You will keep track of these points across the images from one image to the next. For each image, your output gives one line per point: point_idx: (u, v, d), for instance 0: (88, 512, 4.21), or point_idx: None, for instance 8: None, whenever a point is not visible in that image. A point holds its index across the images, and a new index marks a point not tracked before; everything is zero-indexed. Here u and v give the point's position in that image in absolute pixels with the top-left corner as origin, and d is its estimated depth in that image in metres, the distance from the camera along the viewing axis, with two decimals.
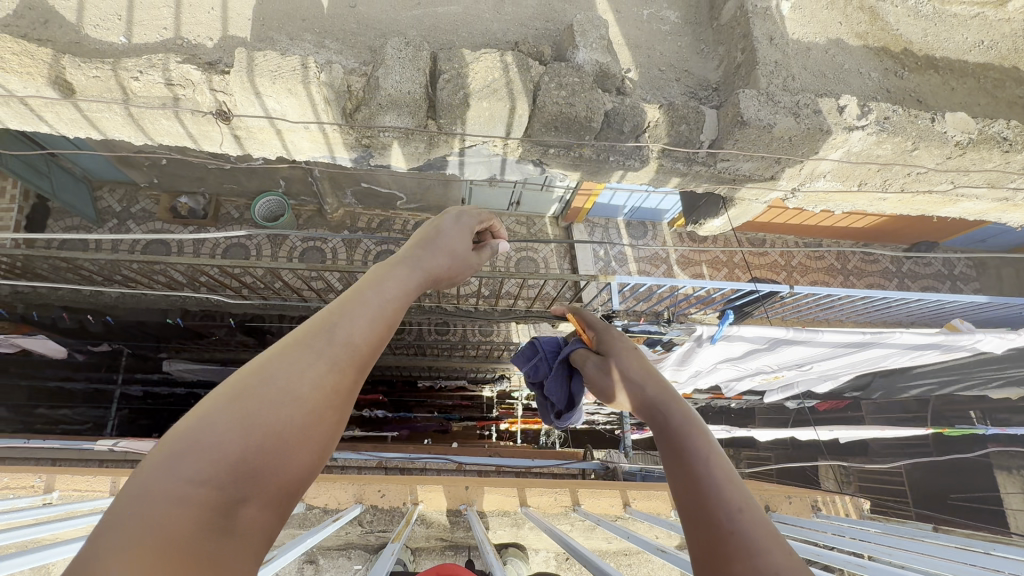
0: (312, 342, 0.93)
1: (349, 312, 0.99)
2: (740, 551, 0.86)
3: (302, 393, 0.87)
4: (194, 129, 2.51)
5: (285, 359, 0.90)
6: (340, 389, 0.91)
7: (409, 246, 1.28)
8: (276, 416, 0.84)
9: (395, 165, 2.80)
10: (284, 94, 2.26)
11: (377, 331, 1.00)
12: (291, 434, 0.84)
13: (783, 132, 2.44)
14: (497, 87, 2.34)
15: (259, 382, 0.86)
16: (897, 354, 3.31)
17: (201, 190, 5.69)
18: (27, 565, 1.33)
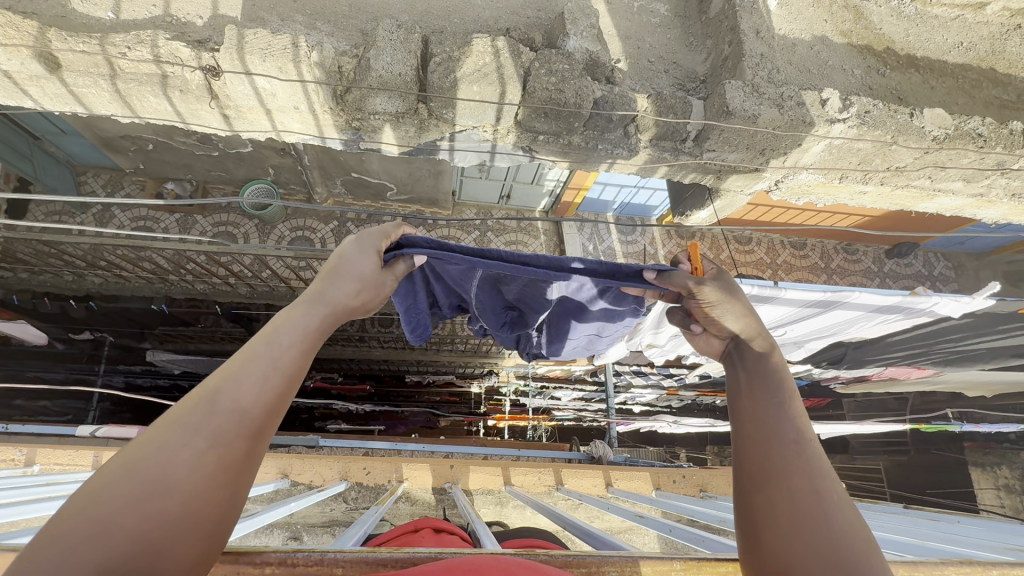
0: (189, 416, 0.86)
1: (232, 380, 0.92)
2: (803, 471, 1.01)
3: (182, 479, 0.81)
4: (183, 107, 2.50)
5: (159, 440, 0.83)
6: (233, 469, 0.86)
7: (317, 282, 1.27)
8: (158, 506, 0.78)
9: (385, 149, 2.80)
10: (274, 73, 2.27)
11: (266, 397, 0.94)
12: (178, 518, 0.78)
13: (767, 123, 2.50)
14: (488, 72, 2.37)
15: (143, 463, 0.80)
16: (863, 321, 3.35)
17: (188, 177, 5.64)
18: (17, 515, 1.46)
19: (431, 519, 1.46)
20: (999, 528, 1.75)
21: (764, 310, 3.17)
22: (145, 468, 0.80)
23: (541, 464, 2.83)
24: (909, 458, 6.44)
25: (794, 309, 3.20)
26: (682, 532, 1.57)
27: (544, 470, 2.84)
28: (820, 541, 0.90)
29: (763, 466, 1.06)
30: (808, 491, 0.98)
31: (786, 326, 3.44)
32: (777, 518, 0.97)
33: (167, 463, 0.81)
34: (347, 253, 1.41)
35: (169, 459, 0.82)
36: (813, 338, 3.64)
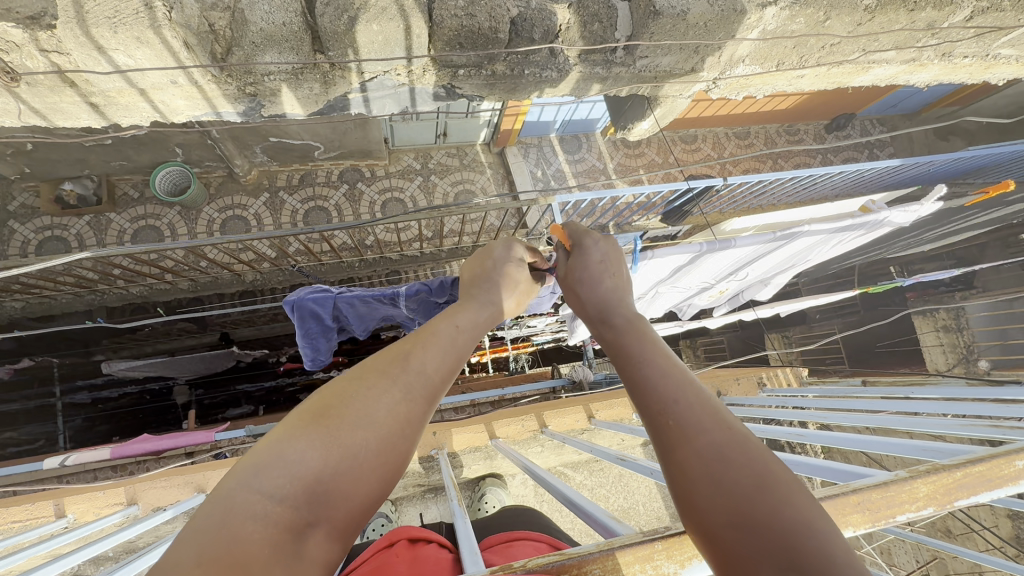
0: (393, 373, 1.03)
1: (420, 353, 1.11)
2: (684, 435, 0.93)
3: (380, 418, 0.95)
4: (38, 103, 2.13)
5: (368, 387, 1.00)
6: (417, 414, 1.00)
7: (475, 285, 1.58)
8: (355, 441, 0.91)
9: (291, 113, 2.51)
10: (134, 45, 1.93)
11: (445, 370, 1.12)
12: (366, 456, 0.91)
13: (698, 18, 2.33)
14: (385, 4, 2.07)
15: (338, 408, 0.94)
16: (820, 244, 3.45)
17: (86, 173, 5.04)
18: None
19: (402, 528, 1.38)
20: (951, 394, 1.88)
21: (722, 257, 3.13)
22: (350, 412, 0.94)
23: (523, 411, 2.85)
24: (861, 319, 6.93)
25: (752, 250, 3.18)
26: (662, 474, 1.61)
27: (526, 416, 2.87)
28: (742, 499, 0.82)
29: (661, 439, 0.97)
30: (709, 454, 0.89)
31: (745, 264, 3.48)
32: (696, 509, 0.86)
33: (361, 403, 0.97)
34: (490, 267, 1.66)
35: (370, 403, 0.97)
36: (773, 268, 3.74)
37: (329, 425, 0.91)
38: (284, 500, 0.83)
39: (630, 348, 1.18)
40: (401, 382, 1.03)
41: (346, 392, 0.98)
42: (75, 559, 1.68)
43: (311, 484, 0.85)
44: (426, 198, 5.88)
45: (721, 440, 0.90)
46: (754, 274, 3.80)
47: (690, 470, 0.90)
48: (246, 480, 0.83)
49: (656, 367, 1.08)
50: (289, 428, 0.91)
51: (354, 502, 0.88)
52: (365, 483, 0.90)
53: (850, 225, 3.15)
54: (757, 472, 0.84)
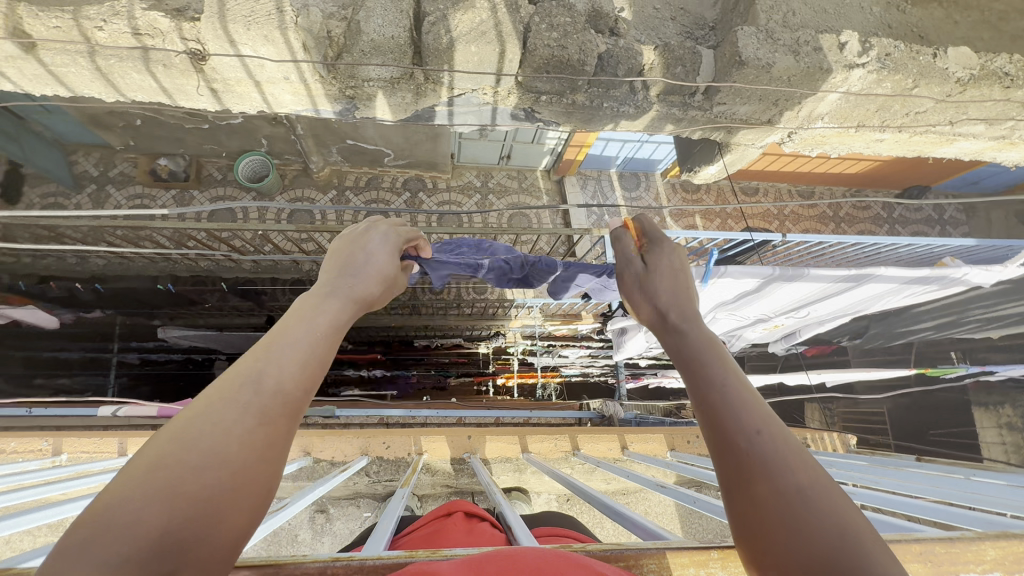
0: (240, 396, 0.92)
1: (270, 364, 0.98)
2: (759, 471, 0.91)
3: (232, 450, 0.86)
4: (168, 83, 2.40)
5: (214, 413, 0.89)
6: (305, 386, 1.00)
7: (329, 276, 1.33)
8: (206, 480, 0.82)
9: (381, 118, 2.70)
10: (260, 42, 2.15)
11: (304, 376, 1.01)
12: (223, 491, 0.83)
13: (783, 71, 2.37)
14: (485, 30, 2.23)
15: (182, 448, 0.83)
16: (892, 294, 3.46)
17: (180, 152, 5.52)
18: (50, 518, 1.51)
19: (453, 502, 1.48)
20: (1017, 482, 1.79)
21: (790, 289, 3.19)
22: (195, 448, 0.84)
23: (557, 430, 2.92)
24: (913, 402, 6.53)
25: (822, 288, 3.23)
26: (705, 503, 1.61)
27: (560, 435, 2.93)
28: (823, 547, 0.80)
29: (729, 467, 0.96)
30: (784, 493, 0.87)
31: (810, 303, 3.53)
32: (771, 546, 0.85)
33: (209, 432, 0.87)
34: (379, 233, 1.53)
35: (219, 432, 0.87)
36: (835, 312, 3.77)
37: (173, 468, 0.81)
38: (130, 556, 0.72)
39: (691, 364, 1.14)
40: (281, 361, 1.00)
41: (185, 426, 0.86)
42: (124, 494, 1.81)
43: (158, 537, 0.75)
44: (481, 215, 6.06)
45: (798, 489, 0.87)
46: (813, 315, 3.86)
47: (764, 507, 0.88)
48: (81, 548, 0.72)
49: (731, 391, 1.03)
50: (125, 479, 0.79)
51: (257, 482, 0.87)
52: (263, 465, 0.89)
53: (928, 277, 3.17)
54: (834, 518, 0.82)
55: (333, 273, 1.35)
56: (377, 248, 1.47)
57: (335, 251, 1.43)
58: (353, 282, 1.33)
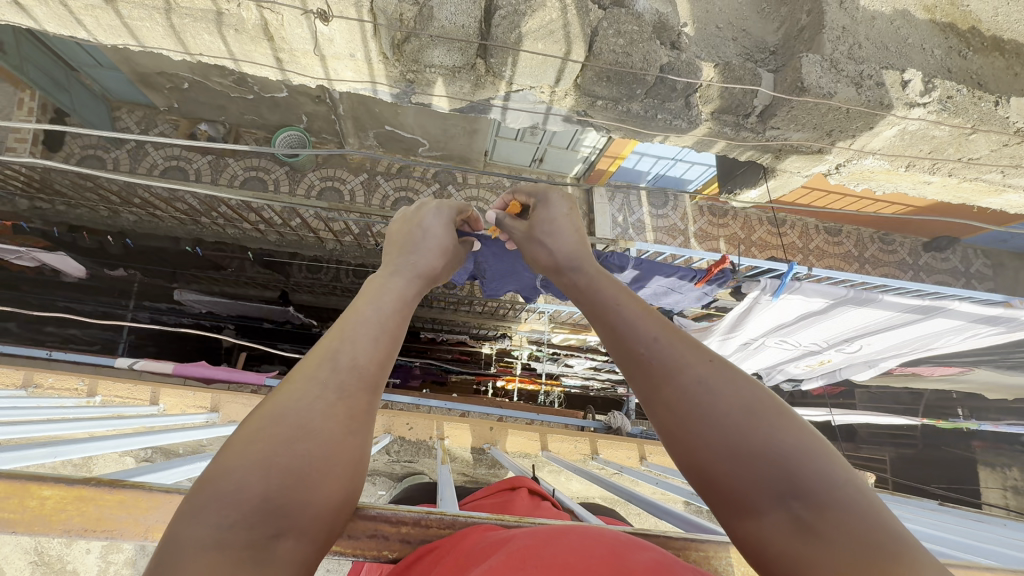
0: (320, 372, 0.91)
1: (347, 339, 0.97)
2: (665, 374, 0.98)
3: (316, 424, 0.85)
4: (236, 47, 2.45)
5: (297, 389, 0.89)
6: (381, 359, 0.98)
7: (394, 257, 1.33)
8: (296, 453, 0.82)
9: (436, 105, 2.74)
10: (334, 16, 2.18)
11: (381, 350, 0.99)
12: (314, 461, 0.82)
13: (843, 102, 2.37)
14: (554, 29, 2.26)
15: (270, 423, 0.83)
16: (953, 332, 3.53)
17: (222, 119, 5.59)
18: (110, 449, 1.62)
19: (518, 479, 1.59)
20: None
21: (856, 313, 3.42)
22: (285, 424, 0.84)
23: (578, 433, 3.02)
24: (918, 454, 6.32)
25: (888, 315, 3.41)
26: None
27: (580, 438, 3.04)
28: (735, 434, 0.88)
29: (642, 380, 1.01)
30: (690, 393, 0.94)
31: (870, 330, 3.68)
32: (696, 452, 0.90)
33: (294, 407, 0.86)
34: (429, 211, 1.53)
35: (305, 408, 0.87)
36: (890, 346, 3.89)
37: (263, 442, 0.81)
38: (233, 523, 0.73)
39: (592, 296, 1.23)
40: (357, 336, 0.98)
41: (272, 405, 0.87)
42: (168, 439, 1.91)
43: (258, 504, 0.76)
44: None
45: (707, 391, 0.93)
46: (865, 347, 4.01)
47: (678, 408, 0.94)
48: (188, 520, 0.73)
49: (625, 310, 1.12)
50: (223, 455, 0.80)
51: (349, 452, 0.86)
52: (350, 436, 0.87)
53: (995, 317, 3.23)
54: (740, 403, 0.91)
55: (395, 253, 1.36)
56: (433, 223, 1.48)
57: (390, 240, 1.45)
58: (413, 260, 1.32)
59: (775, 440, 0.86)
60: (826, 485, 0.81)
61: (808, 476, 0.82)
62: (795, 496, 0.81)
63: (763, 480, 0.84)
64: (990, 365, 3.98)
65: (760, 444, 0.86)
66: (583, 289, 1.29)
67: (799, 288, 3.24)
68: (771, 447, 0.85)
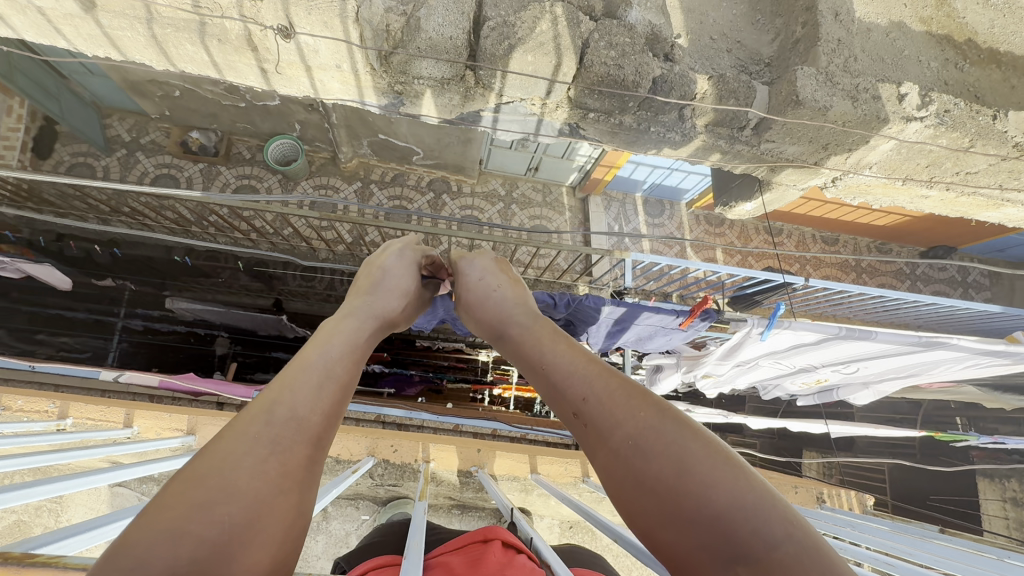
0: (255, 426, 0.96)
1: (290, 390, 1.04)
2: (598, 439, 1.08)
3: (246, 480, 0.88)
4: (221, 57, 2.40)
5: (233, 444, 0.92)
6: (322, 412, 1.05)
7: (352, 301, 1.45)
8: (220, 513, 0.82)
9: (425, 117, 2.69)
10: (318, 27, 2.13)
11: (324, 403, 1.07)
12: (241, 520, 0.83)
13: (839, 116, 2.32)
14: (544, 41, 2.21)
15: (196, 481, 0.84)
16: (952, 361, 3.42)
17: (213, 127, 5.55)
18: (66, 491, 1.48)
19: (492, 528, 1.56)
20: None
21: (853, 345, 3.27)
22: (212, 482, 0.85)
23: (569, 454, 3.00)
24: (915, 464, 6.25)
25: (885, 348, 3.27)
26: None
27: (571, 459, 3.02)
28: (668, 491, 0.94)
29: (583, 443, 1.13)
30: (620, 455, 1.03)
31: (865, 358, 3.54)
32: (637, 515, 0.97)
33: (227, 462, 0.89)
34: (390, 252, 1.68)
35: (237, 464, 0.89)
36: (886, 369, 3.75)
37: (187, 500, 0.81)
38: None
39: (531, 359, 1.34)
40: (299, 387, 1.05)
41: (204, 461, 0.89)
42: (129, 475, 1.74)
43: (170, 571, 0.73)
44: (502, 225, 6.05)
45: (635, 450, 1.01)
46: (861, 371, 3.84)
47: (614, 474, 1.03)
48: None
49: (560, 377, 1.23)
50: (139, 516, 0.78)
51: (281, 509, 0.89)
52: (283, 494, 0.91)
53: (996, 351, 3.13)
54: (670, 457, 0.97)
55: (353, 296, 1.49)
56: (393, 266, 1.64)
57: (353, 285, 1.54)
58: (369, 306, 1.44)
59: (706, 495, 0.90)
60: (767, 544, 0.82)
61: (745, 530, 0.84)
62: (737, 552, 0.83)
63: (705, 539, 0.86)
64: (986, 381, 3.95)
65: (696, 504, 0.90)
66: (520, 354, 1.39)
67: (793, 325, 3.09)
68: (703, 504, 0.89)
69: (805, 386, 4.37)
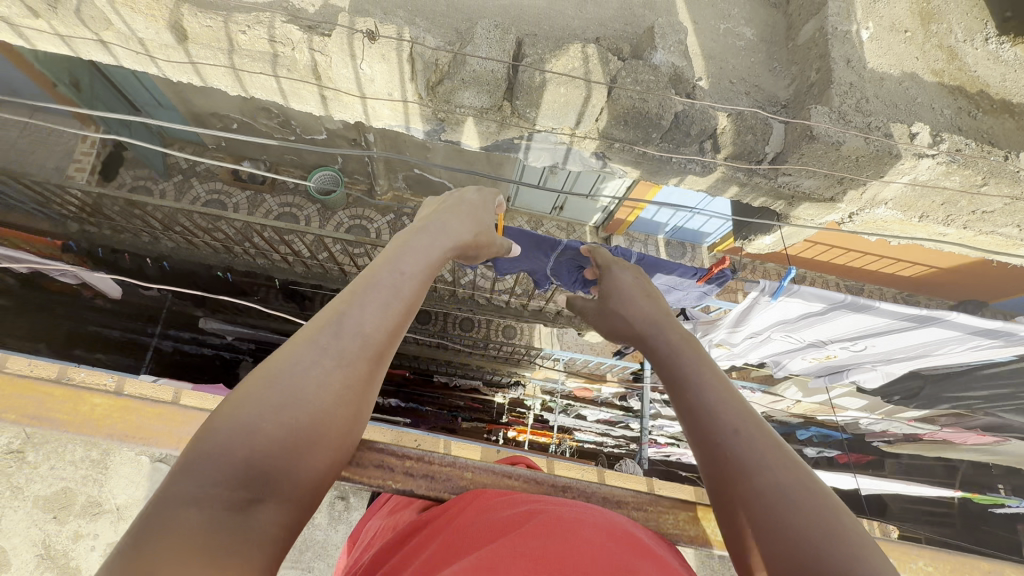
0: (322, 338, 1.02)
1: (357, 310, 1.08)
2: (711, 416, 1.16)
3: (312, 390, 0.95)
4: (287, 85, 2.71)
5: (300, 356, 0.99)
6: (385, 330, 1.09)
7: (410, 233, 1.44)
8: (287, 418, 0.91)
9: (464, 143, 2.94)
10: (376, 60, 2.40)
11: (387, 323, 1.11)
12: (304, 430, 0.92)
13: (852, 151, 2.46)
14: (576, 75, 2.44)
15: (267, 388, 0.93)
16: (955, 342, 3.38)
17: (263, 158, 6.01)
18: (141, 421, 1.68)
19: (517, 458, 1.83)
20: None
21: (851, 318, 3.34)
22: (281, 389, 0.93)
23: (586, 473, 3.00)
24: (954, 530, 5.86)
25: (883, 322, 3.31)
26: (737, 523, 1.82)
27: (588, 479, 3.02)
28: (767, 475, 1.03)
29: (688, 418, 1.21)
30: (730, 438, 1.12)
31: (867, 337, 3.58)
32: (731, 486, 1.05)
33: (295, 370, 0.96)
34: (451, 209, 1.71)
35: (304, 373, 0.97)
36: (894, 352, 3.74)
37: (261, 403, 0.91)
38: (224, 478, 0.82)
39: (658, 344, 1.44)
40: (365, 306, 1.09)
41: (274, 368, 0.96)
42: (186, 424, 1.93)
43: (248, 460, 0.85)
44: None
45: (735, 421, 1.10)
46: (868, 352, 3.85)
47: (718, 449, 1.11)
48: (180, 474, 0.81)
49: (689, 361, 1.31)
50: (222, 414, 0.89)
51: (337, 421, 0.98)
52: (341, 407, 0.99)
53: (995, 330, 3.11)
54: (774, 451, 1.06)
55: (414, 229, 1.47)
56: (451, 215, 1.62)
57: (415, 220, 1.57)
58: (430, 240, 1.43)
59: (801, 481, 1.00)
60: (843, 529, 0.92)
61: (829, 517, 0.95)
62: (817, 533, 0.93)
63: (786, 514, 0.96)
64: None
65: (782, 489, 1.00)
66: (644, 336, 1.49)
67: (797, 291, 3.16)
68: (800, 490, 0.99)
69: (814, 365, 4.43)
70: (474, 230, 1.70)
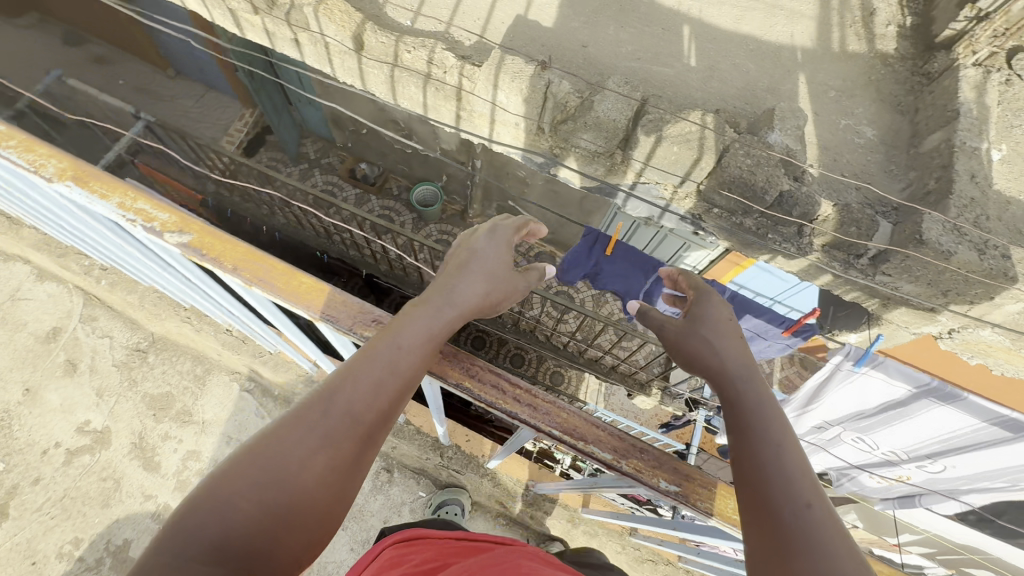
0: (308, 422, 1.16)
1: (344, 396, 1.20)
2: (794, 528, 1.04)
3: (286, 476, 1.09)
4: (430, 101, 3.11)
5: (284, 439, 1.13)
6: (370, 412, 1.21)
7: (417, 305, 1.48)
8: (264, 499, 1.06)
9: (568, 180, 3.18)
10: (514, 92, 2.72)
11: (372, 410, 1.22)
12: (278, 516, 1.06)
13: (962, 264, 2.39)
14: (690, 138, 2.60)
15: (246, 470, 1.07)
16: None
17: (379, 163, 6.64)
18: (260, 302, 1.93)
19: None
20: None
21: (937, 417, 3.75)
22: (260, 473, 1.08)
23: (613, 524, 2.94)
24: None
25: (967, 425, 3.68)
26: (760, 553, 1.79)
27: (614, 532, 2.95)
28: None
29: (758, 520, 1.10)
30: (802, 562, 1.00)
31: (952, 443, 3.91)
32: None
33: (277, 454, 1.11)
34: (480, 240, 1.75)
35: (283, 460, 1.11)
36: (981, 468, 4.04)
37: (237, 484, 1.05)
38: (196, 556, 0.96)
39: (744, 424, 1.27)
40: (351, 393, 1.21)
41: (261, 452, 1.11)
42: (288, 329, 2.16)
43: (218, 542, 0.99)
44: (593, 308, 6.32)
45: (826, 538, 0.99)
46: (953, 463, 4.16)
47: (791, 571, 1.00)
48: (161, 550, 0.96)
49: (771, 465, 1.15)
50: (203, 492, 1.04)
51: (313, 501, 1.10)
52: (318, 488, 1.11)
53: None
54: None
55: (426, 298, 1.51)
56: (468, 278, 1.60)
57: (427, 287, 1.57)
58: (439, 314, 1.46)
59: None
60: None
61: None
62: None
63: None
64: None
65: None
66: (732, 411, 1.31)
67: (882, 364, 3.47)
68: None
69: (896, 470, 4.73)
70: (489, 285, 1.62)
